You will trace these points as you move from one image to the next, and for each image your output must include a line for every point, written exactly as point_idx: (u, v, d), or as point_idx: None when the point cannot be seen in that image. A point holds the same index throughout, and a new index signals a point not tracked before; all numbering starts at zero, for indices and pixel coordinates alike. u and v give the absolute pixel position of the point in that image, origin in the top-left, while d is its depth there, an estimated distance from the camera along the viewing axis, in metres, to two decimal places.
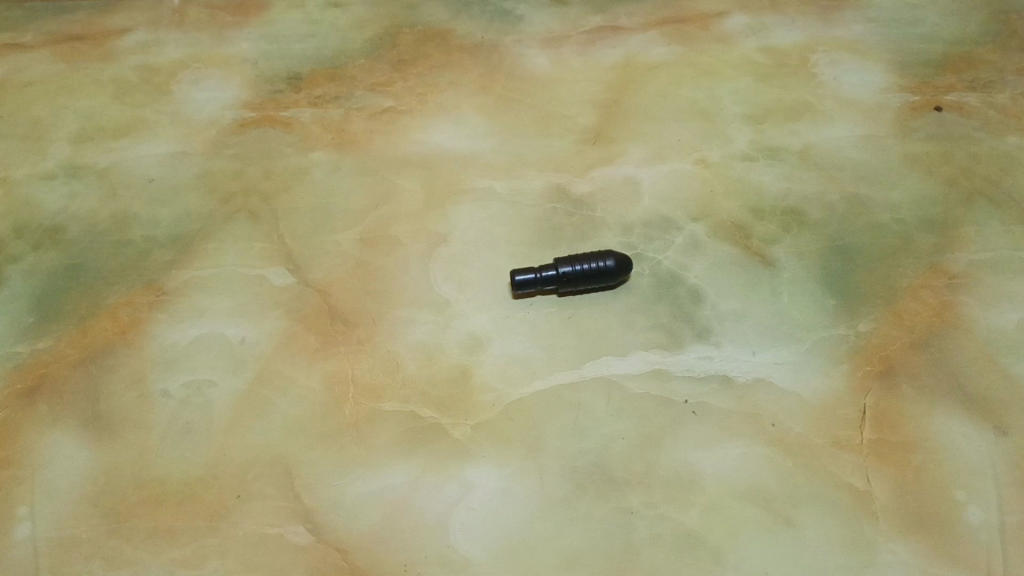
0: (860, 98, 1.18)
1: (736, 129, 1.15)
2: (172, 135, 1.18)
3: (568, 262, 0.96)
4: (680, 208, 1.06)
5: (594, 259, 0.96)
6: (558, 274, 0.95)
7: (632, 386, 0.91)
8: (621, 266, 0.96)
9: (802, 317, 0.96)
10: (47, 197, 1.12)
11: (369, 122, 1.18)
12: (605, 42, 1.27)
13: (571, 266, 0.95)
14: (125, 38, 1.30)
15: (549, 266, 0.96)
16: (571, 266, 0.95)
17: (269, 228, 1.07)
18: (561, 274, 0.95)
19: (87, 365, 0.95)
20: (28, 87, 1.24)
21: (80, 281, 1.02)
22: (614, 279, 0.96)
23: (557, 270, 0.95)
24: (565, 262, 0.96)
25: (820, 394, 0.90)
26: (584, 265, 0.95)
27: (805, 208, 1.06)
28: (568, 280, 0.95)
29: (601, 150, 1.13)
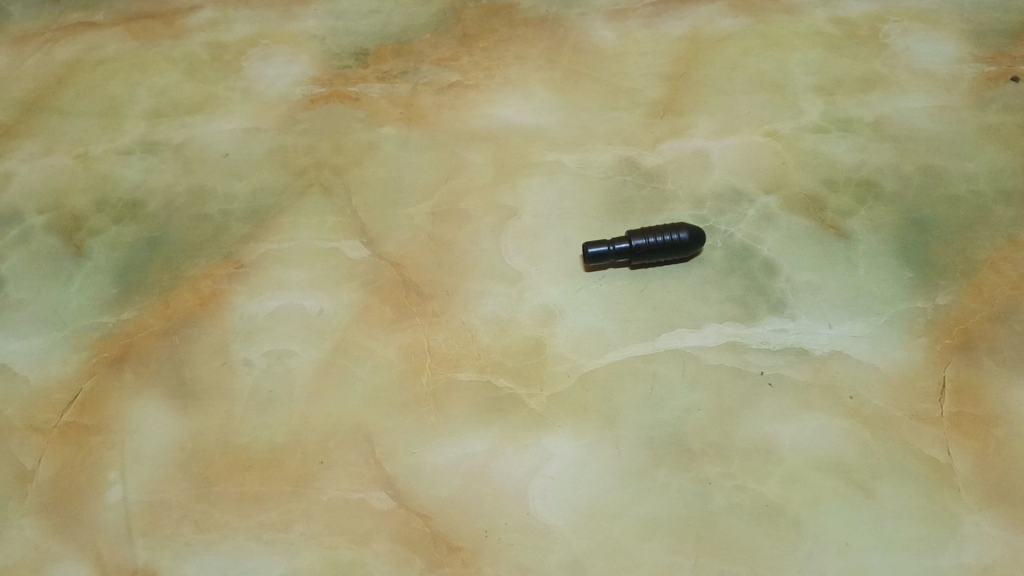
0: (933, 68, 1.16)
1: (807, 101, 1.14)
2: (244, 111, 1.20)
3: (641, 235, 0.96)
4: (751, 181, 1.06)
5: (667, 232, 0.96)
6: (631, 246, 0.96)
7: (706, 358, 0.91)
8: (695, 239, 0.96)
9: (879, 290, 0.95)
10: (126, 171, 1.14)
11: (437, 97, 1.19)
12: (671, 13, 1.26)
13: (645, 238, 0.95)
14: (194, 15, 1.33)
15: (622, 239, 0.97)
16: (645, 239, 0.95)
17: (342, 202, 1.08)
18: (633, 247, 0.96)
19: (171, 335, 0.97)
20: (102, 65, 1.28)
21: (161, 254, 1.05)
22: (687, 252, 0.96)
23: (629, 243, 0.96)
24: (638, 234, 0.96)
25: (898, 366, 0.90)
26: (658, 237, 0.95)
27: (879, 179, 1.05)
28: (641, 253, 0.96)
29: (670, 123, 1.13)
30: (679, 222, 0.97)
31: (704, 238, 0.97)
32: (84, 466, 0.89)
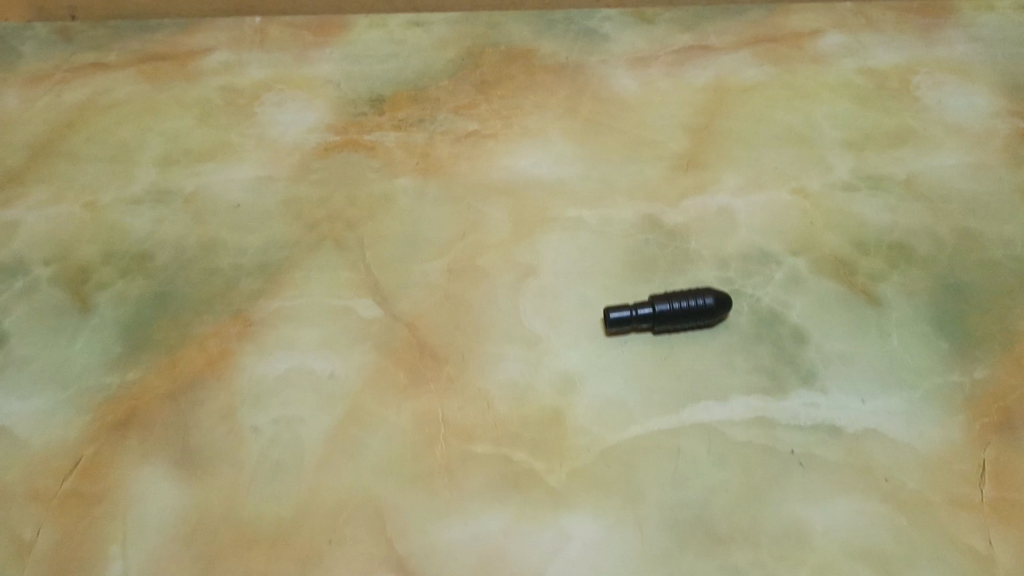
0: (967, 123, 1.13)
1: (836, 156, 1.11)
2: (256, 159, 1.17)
3: (664, 300, 0.93)
4: (778, 241, 1.02)
5: (692, 297, 0.93)
6: (654, 312, 0.93)
7: (734, 434, 0.88)
8: (721, 304, 0.93)
9: (913, 361, 0.91)
10: (135, 221, 1.11)
11: (454, 147, 1.17)
12: (694, 62, 1.24)
13: (668, 303, 0.93)
14: (208, 58, 1.32)
15: (645, 304, 0.94)
16: (668, 304, 0.93)
17: (355, 257, 1.05)
18: (657, 311, 0.93)
19: (177, 399, 0.94)
20: (113, 108, 1.26)
21: (168, 310, 1.02)
22: (712, 318, 0.93)
23: (653, 308, 0.93)
24: (662, 299, 0.93)
25: (935, 446, 0.86)
26: (682, 302, 0.93)
27: (912, 242, 1.01)
28: (664, 318, 0.93)
29: (694, 177, 1.10)
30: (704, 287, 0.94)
31: (731, 304, 0.94)
32: (84, 539, 0.85)
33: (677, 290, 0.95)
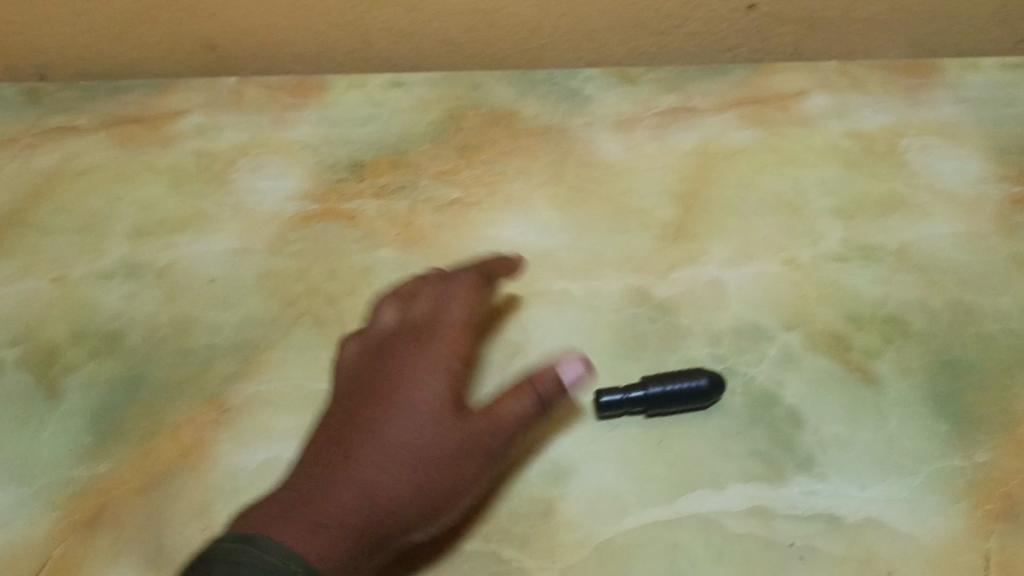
0: (957, 189, 1.12)
1: (826, 225, 1.09)
2: (232, 230, 1.14)
3: (656, 382, 0.90)
4: (771, 315, 1.00)
5: (686, 378, 0.91)
6: (646, 395, 0.90)
7: (731, 525, 0.85)
8: (715, 385, 0.91)
9: (913, 445, 0.89)
10: (105, 298, 1.07)
11: (437, 216, 1.14)
12: (679, 124, 1.22)
13: (660, 386, 0.90)
14: (182, 120, 1.29)
15: (636, 386, 0.91)
16: (660, 387, 0.90)
17: (336, 335, 1.01)
18: (648, 395, 0.90)
19: (150, 493, 0.90)
20: (83, 175, 1.22)
21: (141, 395, 0.97)
22: (707, 401, 0.91)
23: (644, 391, 0.90)
24: (654, 382, 0.90)
25: (937, 536, 0.83)
26: (675, 385, 0.90)
27: (906, 316, 0.99)
28: (656, 402, 0.90)
29: (683, 248, 1.07)
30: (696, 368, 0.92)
31: (723, 386, 0.92)
32: None
33: (666, 372, 0.93)
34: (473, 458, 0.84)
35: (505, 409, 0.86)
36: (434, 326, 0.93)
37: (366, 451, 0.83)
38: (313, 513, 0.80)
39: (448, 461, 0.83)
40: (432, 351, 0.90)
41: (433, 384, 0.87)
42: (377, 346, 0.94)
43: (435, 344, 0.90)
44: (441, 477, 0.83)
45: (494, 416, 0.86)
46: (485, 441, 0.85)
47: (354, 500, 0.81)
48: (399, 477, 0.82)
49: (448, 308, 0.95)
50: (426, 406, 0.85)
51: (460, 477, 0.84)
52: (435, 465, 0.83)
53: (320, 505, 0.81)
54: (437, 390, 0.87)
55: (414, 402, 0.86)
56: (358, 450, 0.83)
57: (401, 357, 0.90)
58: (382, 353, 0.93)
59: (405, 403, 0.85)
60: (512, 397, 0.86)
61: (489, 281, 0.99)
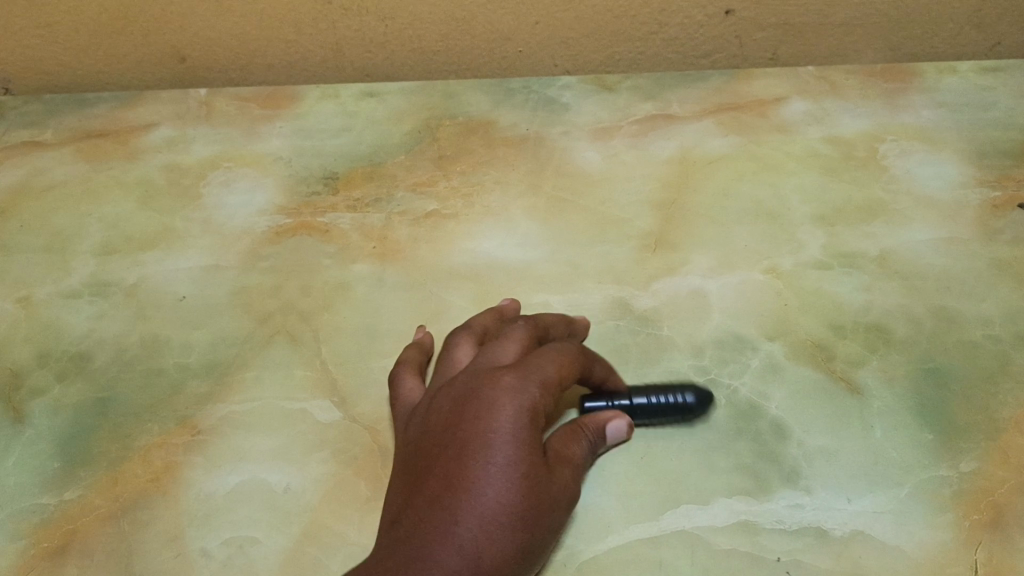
0: (937, 194, 1.11)
1: (807, 232, 1.08)
2: (204, 247, 1.11)
3: (643, 393, 0.90)
4: (753, 325, 0.98)
5: (672, 393, 0.90)
6: (631, 404, 0.89)
7: (717, 542, 0.83)
8: (701, 402, 0.90)
9: (899, 456, 0.88)
10: (72, 318, 1.05)
11: (413, 228, 1.12)
12: (658, 132, 1.21)
13: (647, 396, 0.89)
14: (151, 134, 1.26)
15: (620, 395, 0.90)
16: (646, 397, 0.89)
17: (311, 353, 0.99)
18: (634, 403, 0.89)
19: (118, 520, 0.87)
20: (49, 191, 1.19)
21: (109, 418, 0.95)
22: (695, 415, 0.91)
23: (630, 400, 0.89)
24: (639, 392, 0.90)
25: (926, 548, 0.81)
26: (661, 397, 0.89)
27: (889, 324, 0.98)
28: (642, 411, 0.89)
29: (663, 258, 1.06)
30: (685, 385, 0.92)
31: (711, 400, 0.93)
32: None
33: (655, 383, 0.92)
34: (556, 516, 0.74)
35: (575, 454, 0.80)
36: (523, 365, 0.76)
37: (525, 496, 0.69)
38: (455, 545, 0.65)
39: (543, 518, 0.71)
40: (531, 395, 0.72)
41: (527, 418, 0.71)
42: (449, 387, 0.77)
43: (535, 394, 0.73)
44: (535, 535, 0.70)
45: (570, 465, 0.78)
46: (562, 497, 0.74)
47: (499, 553, 0.66)
48: (523, 531, 0.69)
49: (541, 363, 0.77)
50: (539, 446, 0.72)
51: (541, 537, 0.72)
52: (541, 523, 0.71)
53: (489, 557, 0.66)
54: (530, 435, 0.71)
55: (537, 442, 0.72)
56: (519, 494, 0.68)
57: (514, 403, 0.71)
58: (456, 395, 0.75)
59: (522, 440, 0.70)
60: (575, 441, 0.81)
61: (546, 329, 0.88)
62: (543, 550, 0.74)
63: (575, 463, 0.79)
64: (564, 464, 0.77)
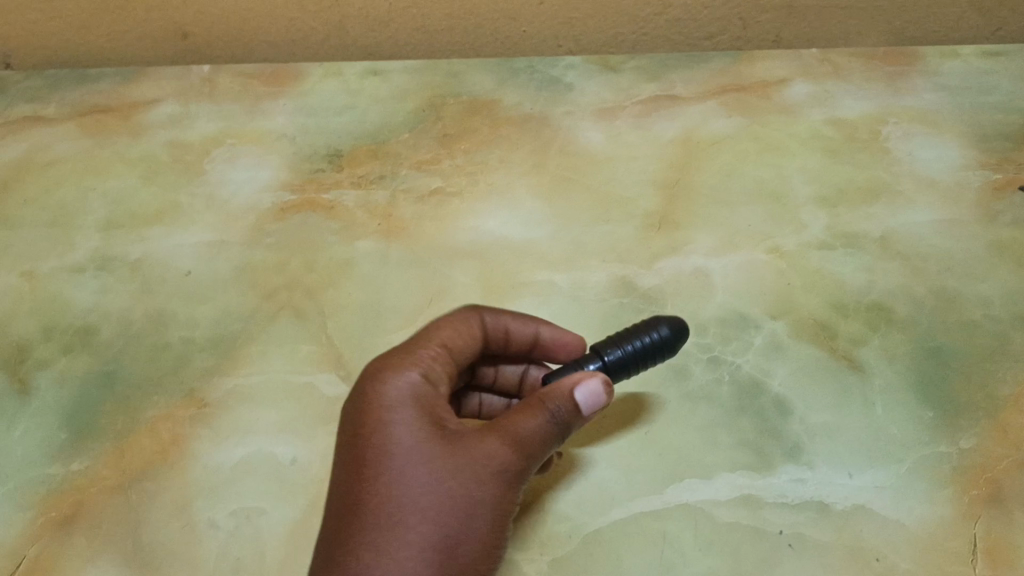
0: (938, 176, 1.12)
1: (809, 213, 1.09)
2: (208, 222, 1.11)
3: (613, 346, 0.81)
4: (756, 304, 0.99)
5: (643, 335, 0.81)
6: (604, 363, 0.80)
7: (720, 515, 0.84)
8: (676, 333, 0.82)
9: (900, 432, 0.89)
10: (77, 292, 1.05)
11: (418, 206, 1.12)
12: (661, 112, 1.21)
13: (618, 349, 0.80)
14: (154, 110, 1.26)
15: (590, 360, 0.80)
16: (618, 350, 0.80)
17: (317, 328, 1.00)
18: (607, 362, 0.80)
19: (126, 491, 0.87)
20: (51, 166, 1.19)
21: (115, 391, 0.95)
22: (675, 347, 0.82)
23: (602, 360, 0.80)
24: (610, 347, 0.81)
25: (925, 522, 0.83)
26: (633, 344, 0.80)
27: (890, 303, 0.99)
28: (618, 367, 0.80)
29: (667, 237, 1.07)
30: (652, 321, 0.83)
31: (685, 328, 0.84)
32: None
33: (622, 330, 0.83)
34: (473, 490, 0.69)
35: (520, 423, 0.72)
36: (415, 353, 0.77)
37: (403, 479, 0.69)
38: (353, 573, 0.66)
39: (441, 495, 0.68)
40: (414, 376, 0.74)
41: (411, 406, 0.72)
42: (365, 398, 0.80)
43: (424, 376, 0.75)
44: (450, 518, 0.68)
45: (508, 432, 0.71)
46: (479, 469, 0.69)
47: (385, 548, 0.67)
48: (411, 517, 0.68)
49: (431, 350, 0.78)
50: (429, 424, 0.71)
51: (452, 517, 0.68)
52: (438, 501, 0.68)
53: (373, 556, 0.67)
54: (415, 425, 0.71)
55: (424, 422, 0.72)
56: (396, 479, 0.69)
57: (397, 384, 0.73)
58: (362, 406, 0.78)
59: (404, 424, 0.71)
60: (525, 413, 0.73)
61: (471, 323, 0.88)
62: (482, 531, 0.69)
63: (514, 431, 0.71)
64: (490, 433, 0.71)
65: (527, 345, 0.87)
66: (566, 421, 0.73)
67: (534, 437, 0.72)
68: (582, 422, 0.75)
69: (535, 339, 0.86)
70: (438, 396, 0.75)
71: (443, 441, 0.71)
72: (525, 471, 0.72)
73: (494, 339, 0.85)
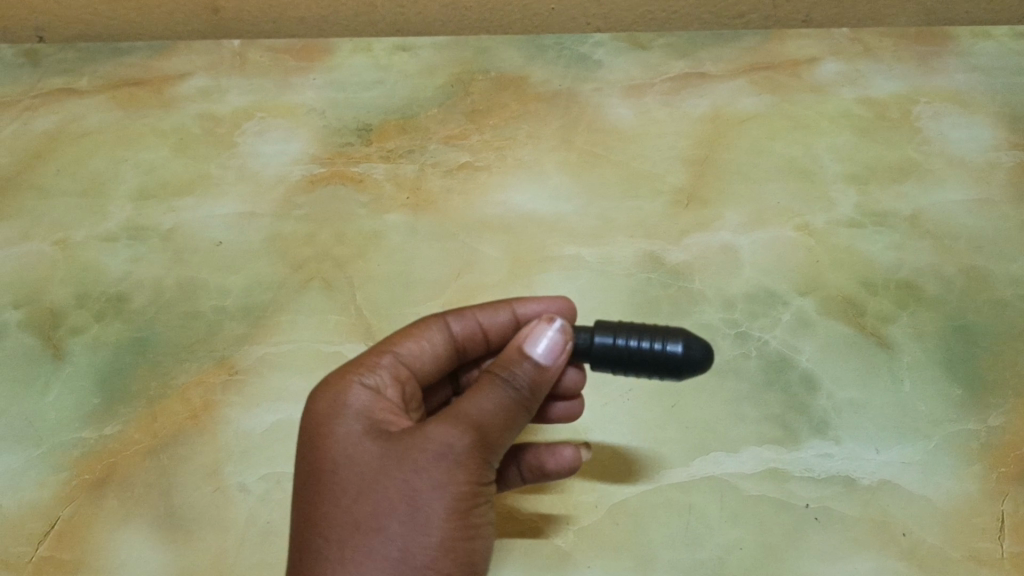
0: (969, 156, 1.11)
1: (839, 191, 1.08)
2: (239, 194, 1.12)
3: (610, 332, 0.72)
4: (784, 281, 0.99)
5: (651, 339, 0.70)
6: (589, 343, 0.72)
7: (746, 488, 0.84)
8: (688, 356, 0.68)
9: (928, 409, 0.89)
10: (110, 261, 1.06)
11: (446, 180, 1.12)
12: (690, 90, 1.21)
13: (612, 338, 0.71)
14: (185, 83, 1.27)
15: (585, 329, 0.73)
16: (611, 338, 0.71)
17: (346, 298, 1.00)
18: (591, 343, 0.72)
19: (158, 455, 0.89)
20: (84, 137, 1.21)
21: (147, 357, 0.96)
22: (678, 377, 0.70)
23: (591, 338, 0.72)
24: (608, 331, 0.72)
25: (952, 499, 0.83)
26: (631, 341, 0.70)
27: (920, 282, 0.99)
28: (601, 355, 0.72)
29: (695, 213, 1.07)
30: (684, 333, 0.70)
31: (707, 366, 0.70)
32: None
33: (650, 325, 0.72)
34: (416, 483, 0.62)
35: (469, 402, 0.65)
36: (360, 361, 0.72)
37: (340, 492, 0.63)
38: None
39: (380, 498, 0.62)
40: (358, 386, 0.69)
41: (352, 415, 0.67)
42: None
43: (367, 386, 0.69)
44: (400, 517, 0.61)
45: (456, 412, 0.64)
46: (422, 459, 0.62)
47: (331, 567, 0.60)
48: (352, 530, 0.61)
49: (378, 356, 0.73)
50: (368, 429, 0.65)
51: (395, 519, 0.61)
52: (376, 506, 0.61)
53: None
54: (356, 431, 0.65)
55: (363, 428, 0.66)
56: (330, 495, 0.63)
57: (338, 398, 0.68)
58: None
59: (340, 435, 0.66)
60: (474, 391, 0.65)
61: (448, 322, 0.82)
62: (439, 526, 0.61)
63: (462, 411, 0.64)
64: (435, 420, 0.64)
65: (511, 331, 0.79)
66: (525, 382, 0.66)
67: (486, 411, 0.64)
68: (549, 380, 0.68)
69: (515, 321, 0.79)
70: (385, 403, 0.69)
71: (382, 442, 0.64)
72: (483, 450, 0.64)
73: (470, 337, 0.78)
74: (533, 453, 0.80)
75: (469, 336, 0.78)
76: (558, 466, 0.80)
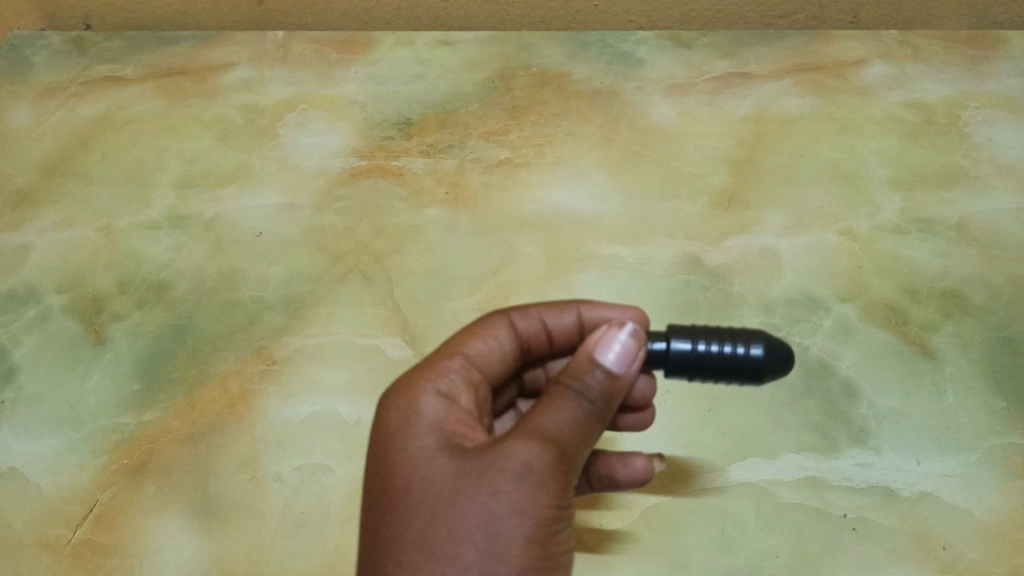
0: (1019, 163, 1.09)
1: (884, 196, 1.07)
2: (279, 186, 1.13)
3: (687, 336, 0.70)
4: (826, 286, 0.98)
5: (731, 342, 0.68)
6: (666, 349, 0.70)
7: (784, 495, 0.83)
8: (772, 355, 0.68)
9: (971, 421, 0.87)
10: (152, 249, 1.07)
11: (485, 176, 1.12)
12: (733, 90, 1.20)
13: (689, 342, 0.69)
14: (228, 74, 1.28)
15: (659, 336, 0.71)
16: (689, 343, 0.69)
17: (383, 292, 1.01)
18: (669, 349, 0.69)
19: (196, 443, 0.89)
20: (129, 126, 1.22)
21: (187, 345, 0.97)
22: (758, 381, 0.68)
23: (667, 344, 0.70)
24: (683, 335, 0.70)
25: (994, 513, 0.81)
26: (710, 344, 0.69)
27: (965, 291, 0.97)
28: (679, 361, 0.69)
29: (736, 215, 1.05)
30: (762, 335, 0.69)
31: (787, 368, 0.69)
32: None
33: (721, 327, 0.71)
34: (494, 504, 0.60)
35: (545, 418, 0.63)
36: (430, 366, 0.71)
37: (412, 514, 0.61)
38: None
39: (456, 519, 0.60)
40: (430, 395, 0.67)
41: (425, 427, 0.65)
42: None
43: (440, 395, 0.67)
44: (476, 540, 0.59)
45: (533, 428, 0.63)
46: (500, 478, 0.60)
47: None
48: (426, 554, 0.59)
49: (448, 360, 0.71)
50: (442, 444, 0.64)
51: (473, 543, 0.59)
52: (453, 529, 0.60)
53: None
54: (430, 446, 0.64)
55: (437, 441, 0.64)
56: (404, 516, 0.61)
57: (411, 408, 0.66)
58: None
59: (414, 450, 0.64)
60: (549, 404, 0.64)
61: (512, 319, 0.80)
62: (517, 551, 0.59)
63: (539, 427, 0.63)
64: (511, 437, 0.62)
65: (576, 334, 0.78)
66: (598, 393, 0.64)
67: (561, 427, 0.63)
68: (622, 389, 0.66)
69: (580, 323, 0.77)
70: (459, 412, 0.67)
71: (458, 459, 0.62)
72: (563, 468, 0.62)
73: (534, 336, 0.77)
74: (605, 462, 0.77)
75: (533, 337, 0.77)
76: (628, 476, 0.77)
